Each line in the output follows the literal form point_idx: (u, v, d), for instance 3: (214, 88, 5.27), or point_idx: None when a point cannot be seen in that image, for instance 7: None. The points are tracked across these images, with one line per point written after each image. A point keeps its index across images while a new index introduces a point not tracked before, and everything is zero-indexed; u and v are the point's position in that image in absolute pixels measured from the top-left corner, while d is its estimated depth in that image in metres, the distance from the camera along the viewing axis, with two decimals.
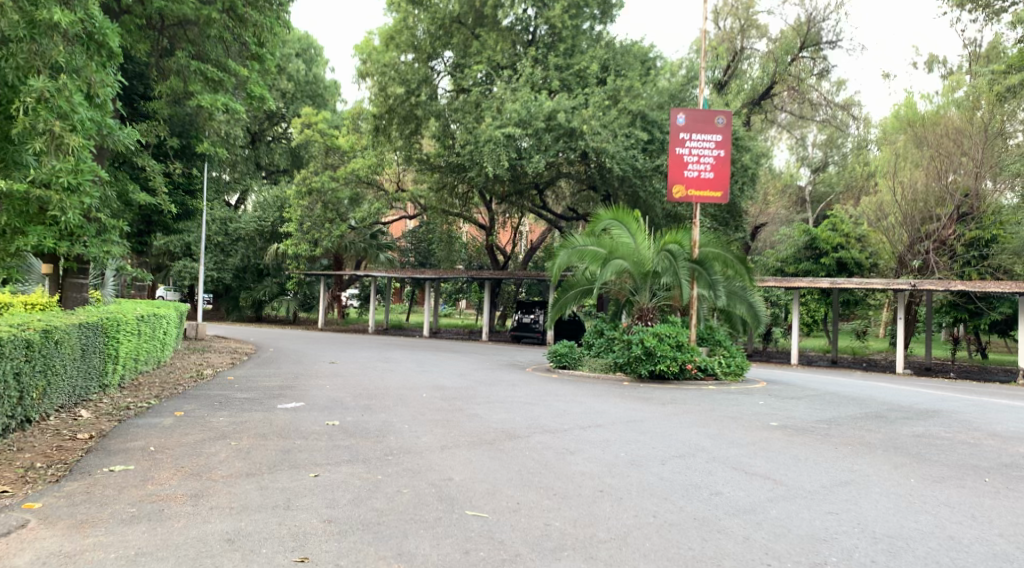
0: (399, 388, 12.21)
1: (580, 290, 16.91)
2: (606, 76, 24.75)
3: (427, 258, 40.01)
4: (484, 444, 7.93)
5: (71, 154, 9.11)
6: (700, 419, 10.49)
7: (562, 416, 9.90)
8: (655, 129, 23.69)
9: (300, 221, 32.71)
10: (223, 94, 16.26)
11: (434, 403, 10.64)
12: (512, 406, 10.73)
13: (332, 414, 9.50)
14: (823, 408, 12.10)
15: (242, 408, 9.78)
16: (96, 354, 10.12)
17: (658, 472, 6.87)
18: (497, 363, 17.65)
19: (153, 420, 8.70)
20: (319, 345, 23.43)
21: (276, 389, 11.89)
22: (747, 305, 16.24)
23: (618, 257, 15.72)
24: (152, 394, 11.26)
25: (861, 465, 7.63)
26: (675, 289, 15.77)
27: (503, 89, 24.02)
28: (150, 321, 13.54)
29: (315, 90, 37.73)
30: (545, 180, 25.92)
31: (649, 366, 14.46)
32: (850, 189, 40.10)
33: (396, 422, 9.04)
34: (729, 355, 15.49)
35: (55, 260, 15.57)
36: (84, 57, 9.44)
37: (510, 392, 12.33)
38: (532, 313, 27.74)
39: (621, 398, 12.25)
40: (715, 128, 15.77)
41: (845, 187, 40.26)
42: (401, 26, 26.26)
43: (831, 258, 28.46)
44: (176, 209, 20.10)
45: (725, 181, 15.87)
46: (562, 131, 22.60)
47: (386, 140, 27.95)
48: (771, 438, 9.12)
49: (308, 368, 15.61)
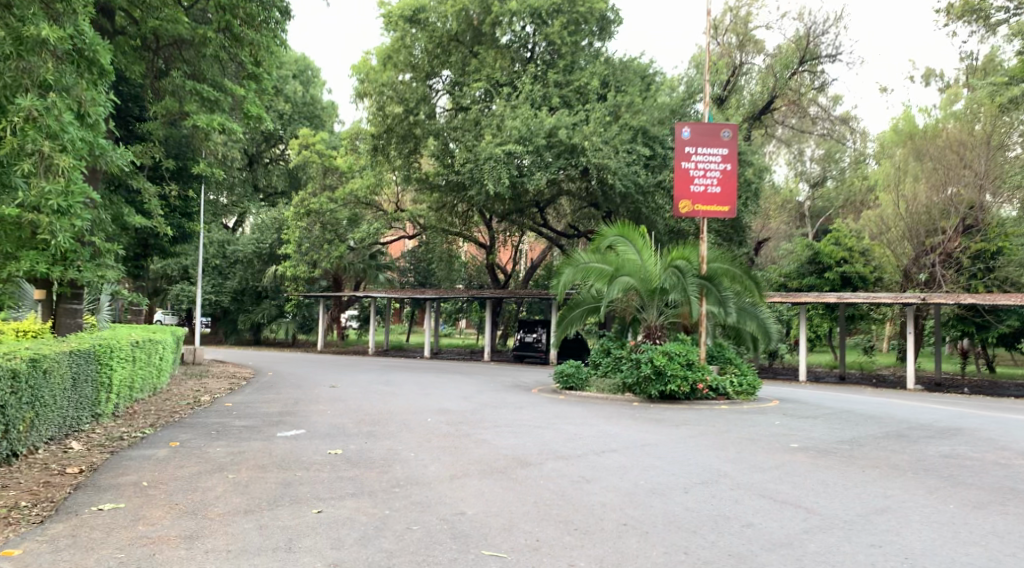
0: (403, 413, 11.81)
1: (586, 308, 16.55)
2: (606, 92, 24.62)
3: (427, 278, 39.71)
4: (496, 473, 7.54)
5: (61, 175, 8.80)
6: (717, 441, 10.10)
7: (573, 441, 9.50)
8: (657, 145, 23.42)
9: (298, 242, 32.39)
10: (219, 114, 15.92)
11: (441, 428, 10.24)
12: (522, 430, 10.32)
13: (335, 442, 9.10)
14: (842, 428, 11.69)
15: (240, 437, 9.38)
16: (88, 383, 9.73)
17: (682, 503, 6.50)
18: (502, 384, 17.24)
19: (147, 452, 8.29)
20: (318, 368, 23.02)
21: (276, 415, 11.48)
22: (757, 322, 15.90)
23: (624, 274, 15.37)
24: (147, 423, 10.86)
25: (894, 490, 7.26)
26: (683, 306, 15.42)
27: (502, 107, 23.82)
28: (146, 346, 13.15)
29: (312, 111, 37.57)
30: (546, 198, 25.68)
31: (660, 386, 14.04)
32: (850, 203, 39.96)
33: (402, 450, 8.64)
34: (740, 374, 15.11)
35: (48, 285, 15.21)
36: (74, 75, 9.14)
37: (518, 415, 11.94)
38: (534, 332, 27.38)
39: (633, 419, 11.85)
40: (721, 142, 15.53)
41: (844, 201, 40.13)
42: (399, 46, 26.15)
43: (835, 272, 28.04)
44: (173, 232, 19.78)
45: (732, 196, 15.58)
46: (562, 148, 22.45)
47: (385, 160, 27.75)
48: (794, 462, 8.74)
49: (308, 392, 15.20)
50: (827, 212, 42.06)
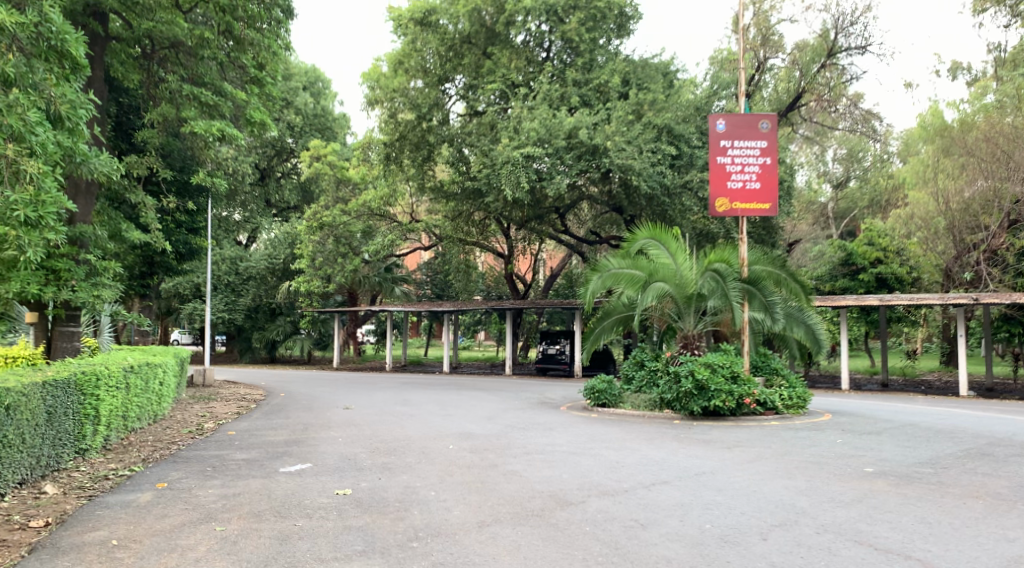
0: (423, 439, 10.64)
1: (618, 318, 15.38)
2: (627, 90, 23.55)
3: (444, 290, 38.55)
4: (533, 519, 6.39)
5: (30, 183, 7.78)
6: (777, 466, 8.87)
7: (617, 471, 8.31)
8: (682, 143, 22.22)
9: (312, 256, 31.34)
10: (219, 120, 14.90)
11: (464, 459, 9.08)
12: (555, 458, 9.14)
13: (344, 479, 7.96)
14: (914, 446, 10.43)
15: (238, 474, 8.28)
16: (71, 415, 8.67)
17: (766, 557, 5.36)
18: (528, 402, 16.03)
19: (127, 496, 7.18)
20: (333, 387, 21.92)
21: (282, 445, 10.38)
22: (804, 327, 14.66)
23: (658, 280, 14.14)
24: (140, 458, 9.80)
25: (1013, 529, 6.06)
26: (724, 313, 14.21)
27: (519, 108, 22.72)
28: (143, 370, 12.09)
29: (325, 123, 36.78)
30: (567, 203, 24.57)
31: (703, 402, 12.85)
32: (876, 203, 38.61)
33: (421, 488, 7.49)
34: (788, 387, 13.86)
35: (42, 308, 14.38)
36: (43, 69, 8.16)
37: (550, 439, 10.77)
38: (557, 344, 26.15)
39: (679, 442, 10.64)
40: (759, 134, 14.39)
41: (870, 201, 38.79)
42: (410, 49, 25.10)
43: (870, 274, 26.77)
44: (179, 250, 18.81)
45: (773, 192, 14.38)
46: (583, 148, 21.33)
47: (398, 168, 26.80)
48: (878, 492, 7.52)
49: (320, 416, 14.07)
50: (852, 212, 40.71)
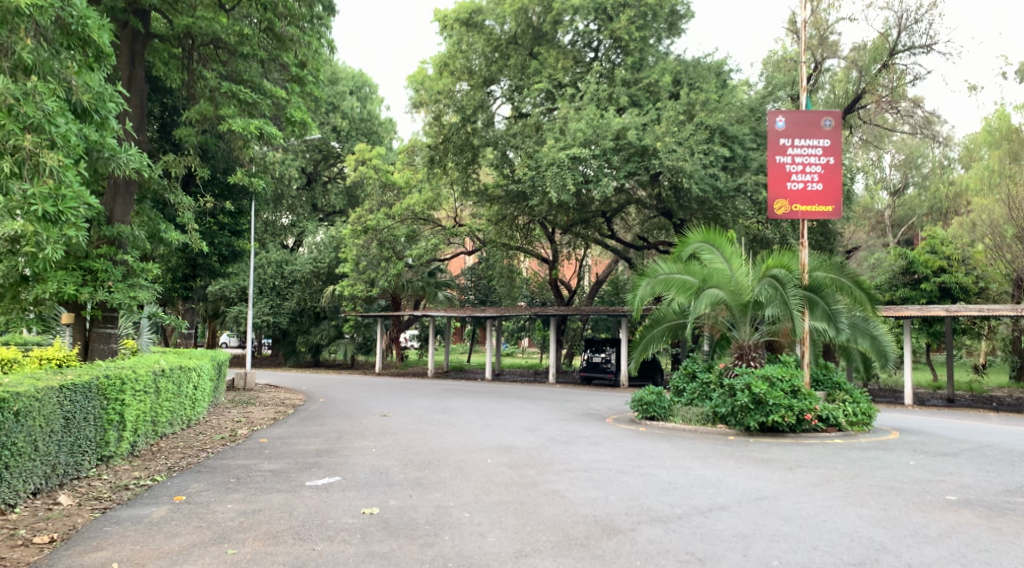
0: (460, 452, 10.03)
1: (668, 326, 14.63)
2: (679, 89, 22.72)
3: (487, 296, 37.99)
4: (576, 549, 5.73)
5: (50, 176, 7.42)
6: (847, 490, 8.04)
7: (671, 494, 7.58)
8: (736, 145, 21.37)
9: (356, 260, 31.08)
10: (258, 118, 14.55)
11: (503, 475, 8.44)
12: (601, 477, 8.43)
13: (373, 496, 7.38)
14: (997, 470, 9.47)
15: (262, 487, 7.77)
16: (92, 421, 8.30)
17: None
18: (573, 413, 15.29)
19: (141, 511, 6.71)
20: (373, 393, 21.52)
21: (313, 455, 9.87)
22: (869, 339, 13.71)
23: (712, 286, 13.37)
24: (166, 466, 9.40)
25: None
26: (783, 322, 13.31)
27: (566, 109, 22.04)
28: (175, 375, 11.75)
29: (370, 127, 36.69)
30: (615, 206, 23.82)
31: (760, 417, 12.02)
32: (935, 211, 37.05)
33: (454, 508, 6.87)
34: (851, 402, 12.91)
35: (78, 310, 14.21)
36: (63, 57, 7.89)
37: (595, 454, 10.06)
38: (603, 352, 25.29)
39: (735, 461, 9.84)
40: (821, 132, 13.54)
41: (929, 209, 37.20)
42: (455, 51, 24.68)
43: (932, 283, 25.24)
44: (221, 252, 18.60)
45: (837, 194, 13.48)
46: (632, 150, 20.62)
47: (442, 172, 26.38)
48: (965, 524, 6.69)
49: (356, 424, 13.59)
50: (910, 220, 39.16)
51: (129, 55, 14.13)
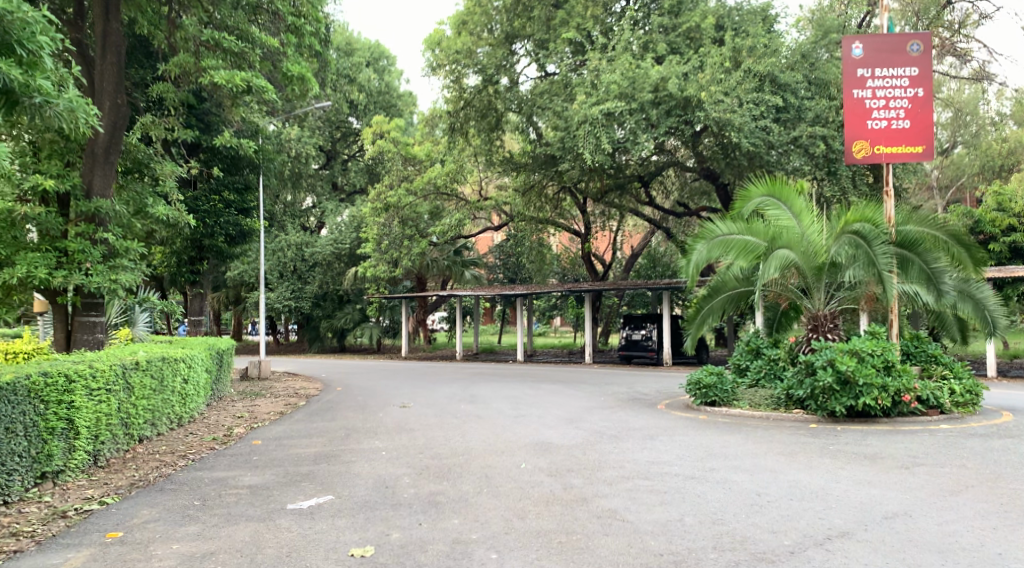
0: (489, 454, 8.15)
1: (728, 296, 12.65)
2: (722, 35, 20.55)
3: (516, 274, 36.26)
4: None
5: None
6: (1000, 499, 6.03)
7: (771, 516, 5.61)
8: (790, 94, 18.99)
9: (377, 240, 28.83)
10: (246, 71, 12.77)
11: (542, 488, 6.56)
12: (668, 488, 6.52)
13: (369, 525, 5.54)
14: None
15: (231, 513, 6.00)
16: (20, 432, 6.59)
17: None
18: (620, 398, 13.31)
19: (52, 560, 4.97)
20: (396, 380, 19.75)
21: (308, 463, 8.08)
22: (971, 303, 11.47)
23: (781, 246, 11.30)
24: (129, 480, 7.70)
25: None
26: (866, 286, 11.27)
27: (597, 61, 19.87)
28: (156, 367, 10.02)
29: (388, 100, 34.88)
30: (653, 168, 21.65)
31: (849, 401, 9.99)
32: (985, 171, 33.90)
33: (476, 546, 5.02)
34: (952, 378, 10.88)
35: (57, 297, 12.51)
36: None
37: (654, 453, 8.14)
38: (642, 329, 23.22)
39: (833, 458, 7.84)
40: (908, 60, 11.32)
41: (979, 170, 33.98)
42: (474, 7, 22.56)
43: (1001, 243, 22.74)
44: (229, 233, 16.76)
45: (929, 131, 11.27)
46: (673, 102, 18.38)
47: (464, 140, 24.59)
48: None
49: (370, 418, 11.85)
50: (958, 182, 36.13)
51: (103, 9, 12.29)
